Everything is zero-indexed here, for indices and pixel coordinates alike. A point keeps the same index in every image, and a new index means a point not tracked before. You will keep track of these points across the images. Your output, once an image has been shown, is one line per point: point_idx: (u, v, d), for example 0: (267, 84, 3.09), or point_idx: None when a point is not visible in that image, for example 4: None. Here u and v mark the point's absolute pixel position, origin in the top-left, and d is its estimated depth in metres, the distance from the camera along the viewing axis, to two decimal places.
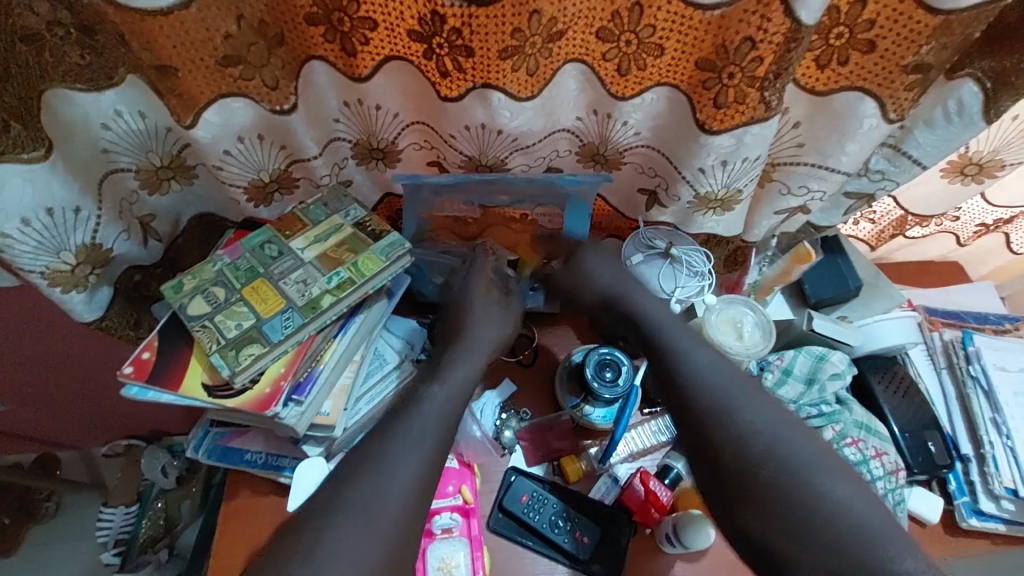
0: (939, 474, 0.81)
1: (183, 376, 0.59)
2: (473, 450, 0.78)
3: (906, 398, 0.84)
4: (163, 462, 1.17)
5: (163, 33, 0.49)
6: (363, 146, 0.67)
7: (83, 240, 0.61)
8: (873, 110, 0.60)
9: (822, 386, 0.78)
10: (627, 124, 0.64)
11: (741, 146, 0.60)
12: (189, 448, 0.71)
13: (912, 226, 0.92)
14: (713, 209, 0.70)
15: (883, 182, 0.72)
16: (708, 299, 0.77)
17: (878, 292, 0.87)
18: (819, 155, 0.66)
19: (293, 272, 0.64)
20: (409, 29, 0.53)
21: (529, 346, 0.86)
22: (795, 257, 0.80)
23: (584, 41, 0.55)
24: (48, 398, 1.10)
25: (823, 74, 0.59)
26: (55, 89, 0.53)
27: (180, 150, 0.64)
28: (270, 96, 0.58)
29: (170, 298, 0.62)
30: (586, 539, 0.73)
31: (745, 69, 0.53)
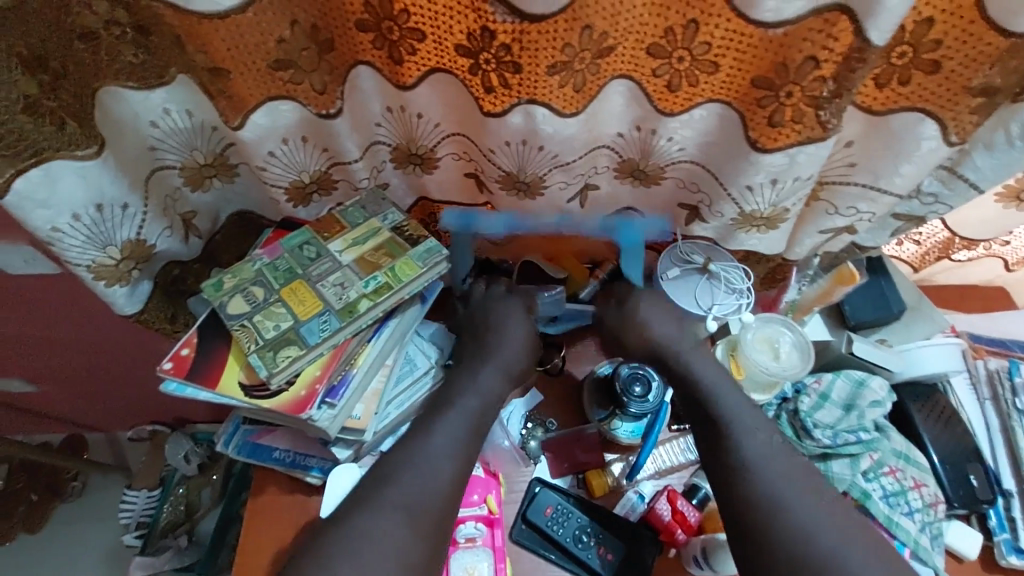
0: (979, 509, 0.77)
1: (220, 373, 0.60)
2: (500, 461, 0.78)
3: (946, 428, 0.81)
4: (185, 449, 1.19)
5: (216, 36, 0.50)
6: (403, 151, 0.67)
7: (128, 235, 0.62)
8: (933, 132, 0.57)
9: (861, 412, 0.76)
10: (671, 141, 0.62)
11: (794, 165, 0.58)
12: (219, 442, 0.71)
13: (958, 250, 0.89)
14: (757, 226, 0.68)
15: (935, 205, 0.70)
16: (746, 317, 0.75)
17: (922, 316, 0.84)
18: (871, 176, 0.64)
19: (330, 274, 0.64)
20: (457, 44, 0.53)
21: (558, 356, 0.85)
22: (838, 278, 0.78)
23: (633, 57, 0.53)
24: (81, 381, 1.12)
25: (882, 93, 0.56)
26: (108, 86, 0.53)
27: (223, 148, 0.64)
28: (317, 100, 0.58)
29: (210, 296, 0.63)
30: (610, 556, 0.72)
31: (805, 89, 0.52)
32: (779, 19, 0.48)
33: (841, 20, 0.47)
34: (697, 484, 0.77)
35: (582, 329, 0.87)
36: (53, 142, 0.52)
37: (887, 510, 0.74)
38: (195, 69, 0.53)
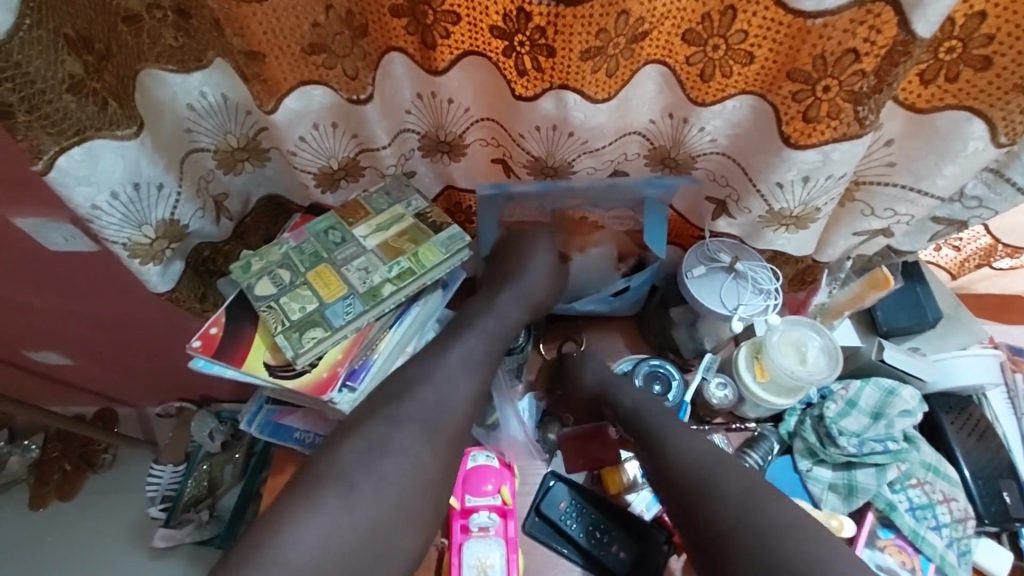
0: (1012, 528, 0.74)
1: (246, 353, 0.61)
2: (516, 454, 0.77)
3: (980, 442, 0.78)
4: (210, 428, 1.22)
5: (253, 20, 0.51)
6: (431, 138, 0.67)
7: (162, 215, 0.64)
8: (981, 132, 0.55)
9: (890, 421, 0.73)
10: (703, 131, 0.61)
11: (827, 163, 0.56)
12: (243, 420, 0.73)
13: (1000, 257, 0.85)
14: (786, 226, 0.66)
15: (979, 210, 0.67)
16: (771, 319, 0.73)
17: (959, 326, 0.81)
18: (912, 176, 0.61)
19: (355, 259, 0.65)
20: (492, 25, 0.52)
21: (577, 351, 0.85)
22: (870, 283, 0.75)
23: (668, 42, 0.53)
24: (113, 357, 1.17)
25: (926, 91, 0.54)
26: (149, 69, 0.55)
27: (256, 132, 0.65)
28: (348, 85, 0.58)
29: (238, 277, 0.64)
30: (623, 554, 0.72)
31: (843, 83, 0.50)
32: (820, 8, 0.45)
33: (884, 11, 0.45)
34: None
35: (601, 325, 0.86)
36: (96, 121, 0.53)
37: (913, 523, 0.72)
38: (231, 52, 0.55)
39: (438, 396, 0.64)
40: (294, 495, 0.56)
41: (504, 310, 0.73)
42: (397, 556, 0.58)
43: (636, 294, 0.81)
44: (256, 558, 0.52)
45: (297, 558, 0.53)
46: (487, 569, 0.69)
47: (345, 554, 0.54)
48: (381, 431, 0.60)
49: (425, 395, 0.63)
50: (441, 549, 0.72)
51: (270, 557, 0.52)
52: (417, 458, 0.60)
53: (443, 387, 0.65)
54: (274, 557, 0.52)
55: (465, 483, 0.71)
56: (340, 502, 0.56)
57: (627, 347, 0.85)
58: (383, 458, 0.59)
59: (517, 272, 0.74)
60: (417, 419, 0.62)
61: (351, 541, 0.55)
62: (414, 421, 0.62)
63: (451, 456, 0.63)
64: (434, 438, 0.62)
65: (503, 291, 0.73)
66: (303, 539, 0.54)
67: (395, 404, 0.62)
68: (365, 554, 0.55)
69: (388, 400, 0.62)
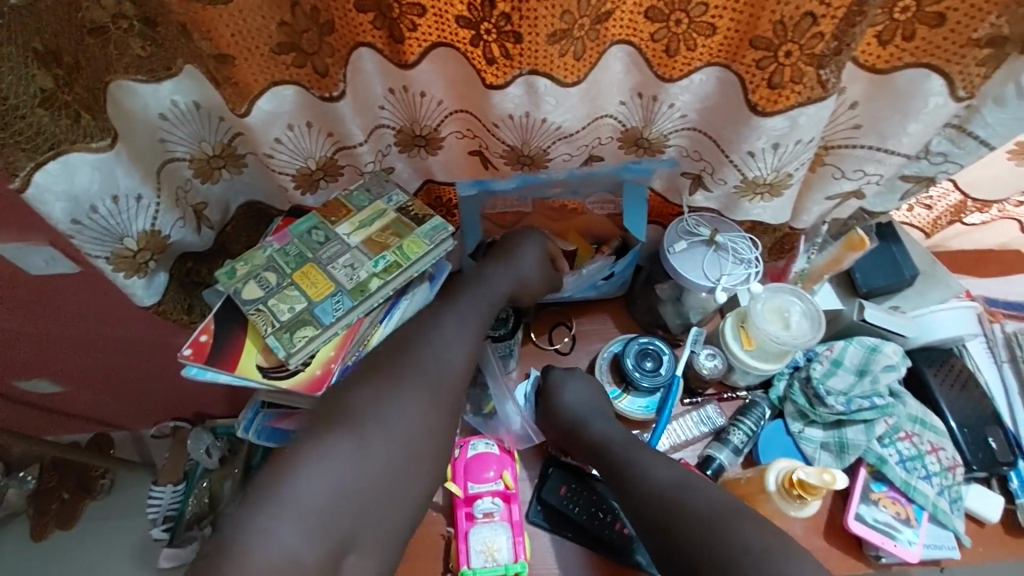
0: (1000, 472, 0.76)
1: (238, 358, 0.61)
2: (516, 441, 0.77)
3: (963, 392, 0.80)
4: (207, 444, 1.20)
5: (220, 23, 0.51)
6: (407, 133, 0.68)
7: (143, 226, 0.63)
8: (940, 88, 0.57)
9: (875, 377, 0.75)
10: (673, 107, 0.62)
11: (795, 128, 0.57)
12: (240, 427, 0.73)
13: (971, 212, 0.88)
14: (761, 194, 0.68)
15: (945, 165, 0.69)
16: (754, 288, 0.74)
17: (936, 282, 0.83)
18: (878, 137, 0.63)
19: (341, 257, 0.65)
20: (458, 14, 0.53)
21: (567, 334, 0.86)
22: (847, 245, 0.77)
23: (631, 21, 0.54)
24: (103, 380, 1.16)
25: (885, 51, 0.56)
26: (118, 80, 0.55)
27: (231, 138, 0.66)
28: (320, 83, 0.59)
29: (224, 283, 0.64)
30: (628, 530, 0.73)
31: (804, 48, 0.51)
32: None
33: None
34: (712, 456, 0.76)
35: (590, 307, 0.87)
36: (71, 134, 0.53)
37: (903, 475, 0.74)
38: (200, 57, 0.54)
39: (436, 356, 0.66)
40: (307, 439, 0.58)
41: (495, 286, 0.72)
42: (405, 497, 0.60)
43: (622, 278, 0.83)
44: (271, 500, 0.54)
45: (311, 501, 0.55)
46: (495, 553, 0.70)
47: (357, 496, 0.57)
48: (384, 387, 0.62)
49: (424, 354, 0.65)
50: (449, 539, 0.74)
51: (285, 499, 0.54)
52: (421, 420, 0.62)
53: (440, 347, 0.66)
54: (289, 500, 0.54)
55: (467, 471, 0.73)
56: (352, 445, 0.59)
57: (616, 328, 0.86)
58: (389, 418, 0.61)
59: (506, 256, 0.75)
60: (417, 374, 0.64)
61: (362, 482, 0.58)
62: (417, 382, 0.63)
63: (455, 411, 0.65)
64: (435, 400, 0.64)
65: (492, 267, 0.73)
66: (316, 481, 0.56)
67: (398, 361, 0.64)
68: (376, 495, 0.58)
69: (386, 357, 0.64)
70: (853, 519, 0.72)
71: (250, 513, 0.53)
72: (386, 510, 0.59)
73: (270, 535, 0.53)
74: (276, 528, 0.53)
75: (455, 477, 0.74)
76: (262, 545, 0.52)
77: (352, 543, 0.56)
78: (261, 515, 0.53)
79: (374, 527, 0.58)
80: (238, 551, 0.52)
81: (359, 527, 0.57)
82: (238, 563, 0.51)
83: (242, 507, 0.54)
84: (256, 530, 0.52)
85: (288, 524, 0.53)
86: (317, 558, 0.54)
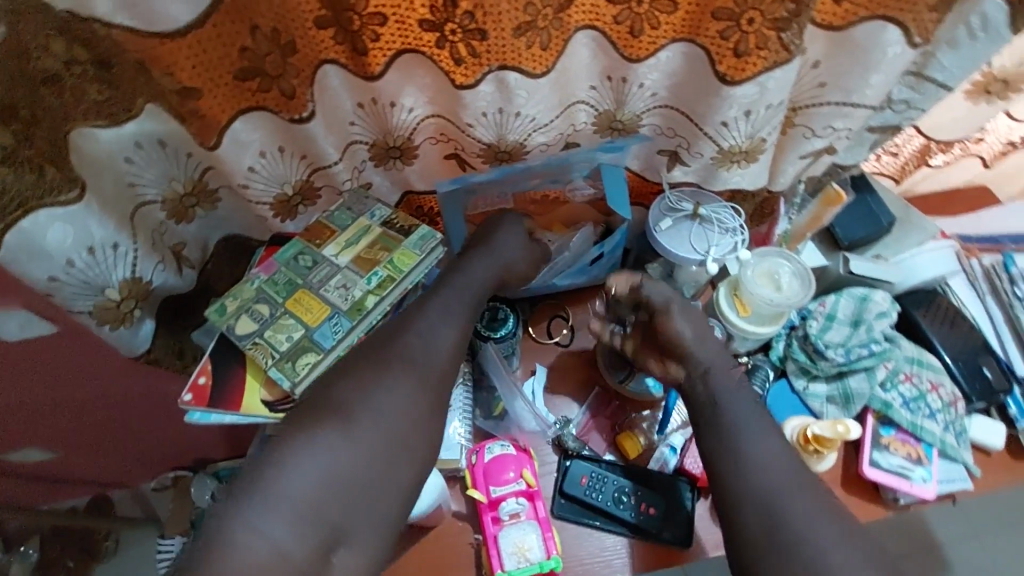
0: (997, 400, 0.79)
1: (241, 396, 0.60)
2: (528, 437, 0.79)
3: (953, 328, 0.82)
4: (212, 489, 1.15)
5: (181, 55, 0.50)
6: (381, 146, 0.67)
7: (123, 275, 0.61)
8: (896, 38, 0.58)
9: (870, 325, 0.77)
10: (642, 87, 0.63)
11: (765, 92, 0.58)
12: (250, 467, 0.72)
13: (936, 154, 0.91)
14: (737, 162, 0.69)
15: (909, 112, 0.71)
16: (743, 254, 0.76)
17: (912, 226, 0.85)
18: (843, 92, 0.65)
19: (332, 278, 0.64)
20: (420, 19, 0.52)
21: (565, 326, 0.86)
22: (825, 201, 0.76)
23: (594, 6, 0.54)
24: (97, 440, 1.12)
25: (840, 8, 0.57)
26: (78, 128, 0.52)
27: (201, 173, 0.64)
28: (287, 106, 0.58)
29: (216, 321, 0.62)
30: (653, 510, 0.74)
31: (765, 13, 0.52)
32: None
33: None
34: None
35: (585, 295, 0.87)
36: (37, 190, 0.51)
37: (909, 417, 0.76)
38: (163, 93, 0.53)
39: (423, 345, 0.61)
40: (293, 430, 0.54)
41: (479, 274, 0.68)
42: (400, 489, 0.56)
43: (611, 259, 0.82)
44: (256, 495, 0.50)
45: (298, 495, 0.51)
46: (526, 552, 0.70)
47: (346, 489, 0.53)
48: (372, 379, 0.57)
49: (410, 341, 0.61)
50: (477, 545, 0.74)
51: (273, 494, 0.50)
52: (419, 417, 0.58)
53: (426, 333, 0.62)
54: (275, 493, 0.50)
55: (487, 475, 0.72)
56: (341, 435, 0.54)
57: (613, 312, 0.86)
58: (384, 417, 0.56)
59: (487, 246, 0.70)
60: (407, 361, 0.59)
61: (352, 474, 0.53)
62: (408, 373, 0.59)
63: None
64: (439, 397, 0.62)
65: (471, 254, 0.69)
66: (303, 473, 0.52)
67: (382, 354, 0.59)
68: (368, 488, 0.54)
69: (371, 350, 0.59)
70: (869, 466, 0.74)
71: (235, 507, 0.50)
72: (380, 501, 0.55)
73: (255, 529, 0.49)
74: (260, 523, 0.49)
75: (476, 483, 0.73)
76: (246, 541, 0.48)
77: (342, 537, 0.52)
78: (246, 509, 0.50)
79: (370, 518, 0.54)
80: (219, 547, 0.48)
81: (350, 520, 0.52)
82: (220, 559, 0.47)
83: (225, 503, 0.50)
84: (240, 525, 0.49)
85: (273, 519, 0.50)
86: (305, 554, 0.50)
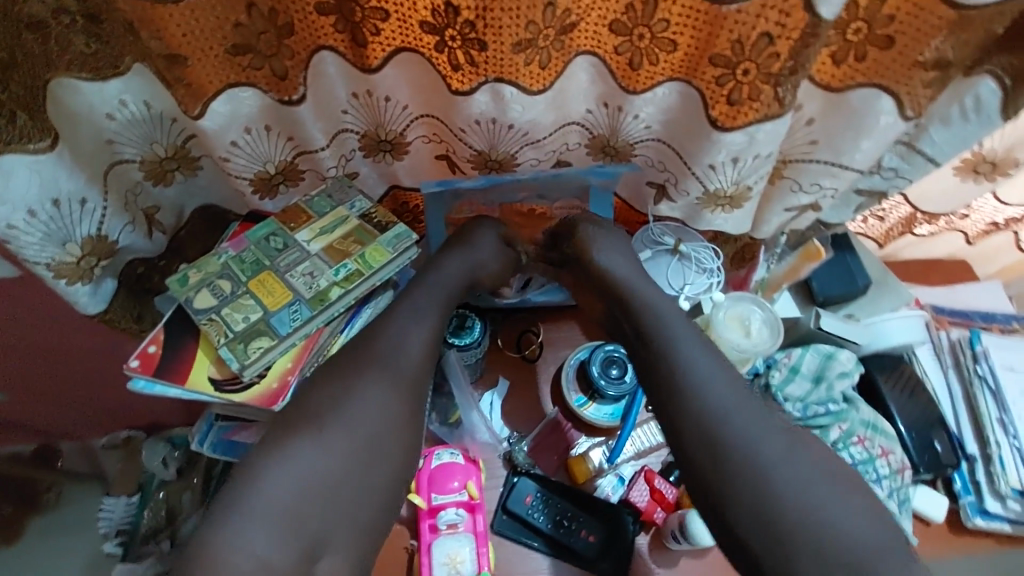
0: (945, 474, 0.80)
1: (189, 370, 0.59)
2: (478, 449, 0.78)
3: (913, 398, 0.83)
4: (163, 454, 1.15)
5: (171, 21, 0.49)
6: (370, 138, 0.67)
7: (88, 232, 0.60)
8: (890, 107, 0.59)
9: (830, 384, 0.77)
10: (637, 118, 0.63)
11: (753, 143, 0.58)
12: (194, 440, 0.71)
13: (920, 224, 0.92)
14: (722, 206, 0.69)
15: (896, 180, 0.71)
16: (716, 296, 0.76)
17: (888, 290, 0.87)
18: (834, 153, 0.65)
19: (300, 264, 0.63)
20: (422, 20, 0.52)
21: (535, 342, 0.85)
22: (805, 255, 0.79)
23: (597, 33, 0.54)
24: (49, 388, 1.10)
25: (839, 70, 0.58)
26: (60, 78, 0.52)
27: (184, 140, 0.63)
28: (278, 86, 0.57)
29: (176, 291, 0.62)
30: (591, 538, 0.73)
31: (761, 66, 0.52)
32: None
33: None
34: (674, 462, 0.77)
35: (559, 314, 0.87)
36: (4, 135, 0.51)
37: None
38: (149, 56, 0.52)
39: (392, 348, 0.63)
40: (266, 444, 0.56)
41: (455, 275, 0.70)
42: (372, 491, 0.58)
43: None
44: (236, 511, 0.52)
45: (275, 506, 0.53)
46: (458, 564, 0.70)
47: (323, 497, 0.55)
48: (339, 387, 0.60)
49: (381, 346, 0.63)
50: (411, 551, 0.73)
51: (253, 508, 0.53)
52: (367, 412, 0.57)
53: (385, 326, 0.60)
54: (254, 507, 0.53)
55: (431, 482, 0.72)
56: (314, 444, 0.57)
57: (584, 334, 0.86)
58: (353, 414, 0.59)
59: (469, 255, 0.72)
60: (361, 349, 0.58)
61: (328, 480, 0.56)
62: (376, 377, 0.61)
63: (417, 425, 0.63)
64: (394, 391, 0.61)
65: (447, 252, 0.71)
66: (280, 485, 0.54)
67: (353, 359, 0.62)
68: (346, 494, 0.56)
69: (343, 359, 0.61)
70: None
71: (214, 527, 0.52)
72: (359, 508, 0.57)
73: (237, 546, 0.51)
74: (243, 538, 0.51)
75: (419, 489, 0.72)
76: (231, 556, 0.50)
77: (324, 544, 0.54)
78: (227, 527, 0.52)
79: (342, 526, 0.55)
80: (206, 562, 0.50)
81: (330, 528, 0.55)
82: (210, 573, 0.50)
83: (208, 521, 0.53)
84: (224, 541, 0.51)
85: (256, 531, 0.52)
86: (289, 563, 0.52)
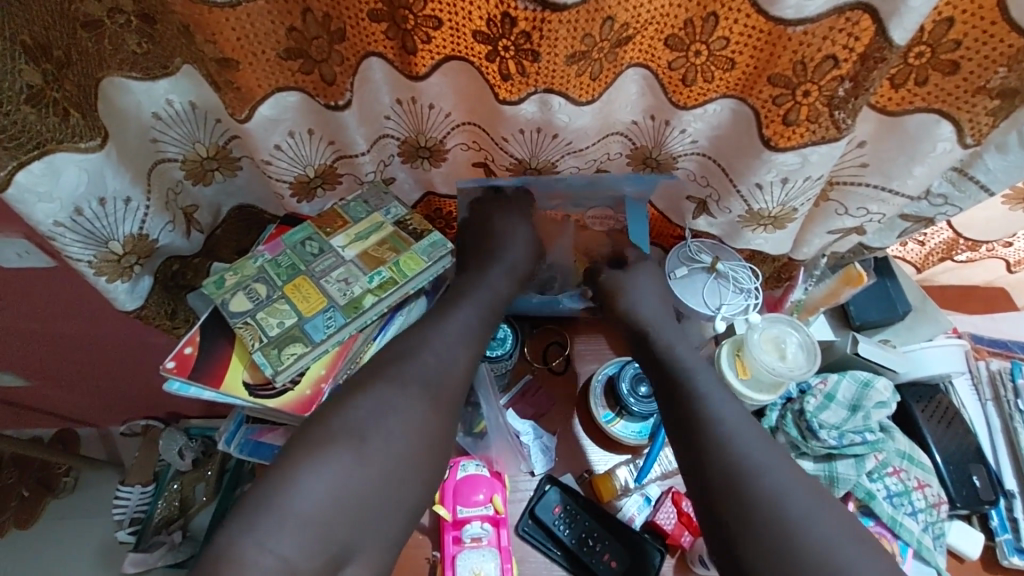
0: (982, 510, 0.77)
1: (224, 373, 0.59)
2: (506, 463, 0.76)
3: (950, 429, 0.81)
4: (179, 445, 1.12)
5: (227, 26, 0.48)
6: (411, 144, 0.66)
7: (130, 230, 0.61)
8: (949, 134, 0.57)
9: (867, 413, 0.76)
10: (684, 132, 0.62)
11: (806, 165, 0.57)
12: (221, 440, 0.70)
13: (962, 251, 0.90)
14: (764, 226, 0.68)
15: (944, 207, 0.69)
16: (753, 317, 0.75)
17: (926, 317, 0.85)
18: (884, 176, 0.63)
19: (334, 270, 0.63)
20: (476, 29, 0.51)
21: (561, 354, 0.85)
22: (844, 278, 0.78)
23: (651, 46, 0.53)
24: (74, 377, 1.10)
25: (897, 94, 0.56)
26: (112, 77, 0.52)
27: (227, 140, 0.63)
28: (326, 91, 0.57)
29: (212, 293, 0.61)
30: (614, 564, 0.71)
31: (822, 89, 0.51)
32: (800, 16, 0.46)
33: (862, 19, 0.45)
34: None
35: (586, 326, 0.86)
36: (58, 134, 0.50)
37: (890, 510, 0.74)
38: (203, 59, 0.52)
39: None
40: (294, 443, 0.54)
41: (495, 285, 0.70)
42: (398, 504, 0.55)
43: None
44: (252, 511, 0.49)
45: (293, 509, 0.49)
46: None
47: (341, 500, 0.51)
48: (369, 388, 0.57)
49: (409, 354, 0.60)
50: (432, 564, 0.72)
51: (274, 507, 0.49)
52: (407, 426, 0.56)
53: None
54: (267, 508, 0.49)
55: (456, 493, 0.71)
56: (336, 450, 0.53)
57: (611, 348, 0.85)
58: (387, 420, 0.56)
59: (501, 252, 0.70)
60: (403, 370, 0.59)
61: (346, 486, 0.52)
62: (412, 386, 0.58)
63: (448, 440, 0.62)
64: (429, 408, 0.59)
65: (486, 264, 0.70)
66: (299, 491, 0.50)
67: None
68: (369, 501, 0.52)
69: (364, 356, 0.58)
70: None
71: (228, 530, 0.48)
72: (382, 515, 0.53)
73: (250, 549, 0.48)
74: (257, 543, 0.48)
75: (444, 499, 0.72)
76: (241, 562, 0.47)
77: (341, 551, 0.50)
78: (239, 529, 0.48)
79: (357, 536, 0.51)
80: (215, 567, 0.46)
81: (346, 538, 0.51)
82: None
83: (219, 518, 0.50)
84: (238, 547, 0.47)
85: (269, 531, 0.48)
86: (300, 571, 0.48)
